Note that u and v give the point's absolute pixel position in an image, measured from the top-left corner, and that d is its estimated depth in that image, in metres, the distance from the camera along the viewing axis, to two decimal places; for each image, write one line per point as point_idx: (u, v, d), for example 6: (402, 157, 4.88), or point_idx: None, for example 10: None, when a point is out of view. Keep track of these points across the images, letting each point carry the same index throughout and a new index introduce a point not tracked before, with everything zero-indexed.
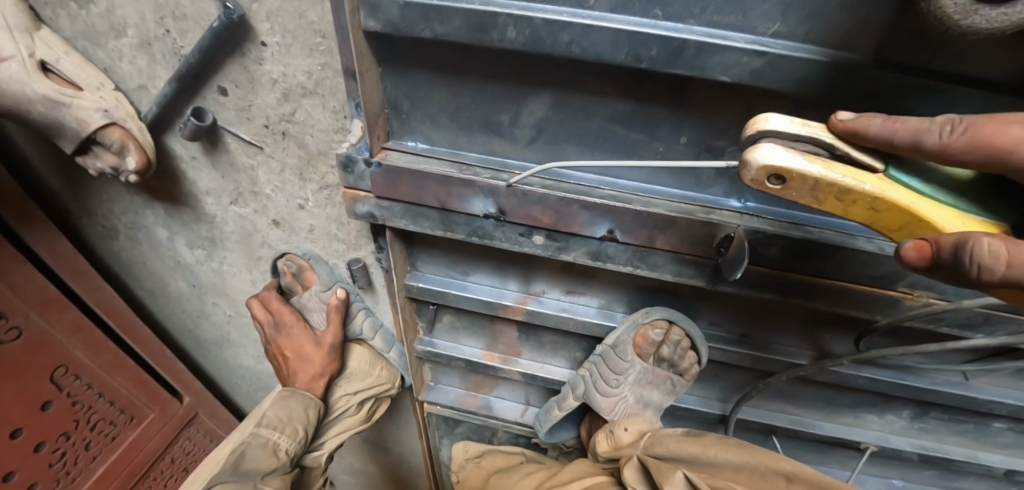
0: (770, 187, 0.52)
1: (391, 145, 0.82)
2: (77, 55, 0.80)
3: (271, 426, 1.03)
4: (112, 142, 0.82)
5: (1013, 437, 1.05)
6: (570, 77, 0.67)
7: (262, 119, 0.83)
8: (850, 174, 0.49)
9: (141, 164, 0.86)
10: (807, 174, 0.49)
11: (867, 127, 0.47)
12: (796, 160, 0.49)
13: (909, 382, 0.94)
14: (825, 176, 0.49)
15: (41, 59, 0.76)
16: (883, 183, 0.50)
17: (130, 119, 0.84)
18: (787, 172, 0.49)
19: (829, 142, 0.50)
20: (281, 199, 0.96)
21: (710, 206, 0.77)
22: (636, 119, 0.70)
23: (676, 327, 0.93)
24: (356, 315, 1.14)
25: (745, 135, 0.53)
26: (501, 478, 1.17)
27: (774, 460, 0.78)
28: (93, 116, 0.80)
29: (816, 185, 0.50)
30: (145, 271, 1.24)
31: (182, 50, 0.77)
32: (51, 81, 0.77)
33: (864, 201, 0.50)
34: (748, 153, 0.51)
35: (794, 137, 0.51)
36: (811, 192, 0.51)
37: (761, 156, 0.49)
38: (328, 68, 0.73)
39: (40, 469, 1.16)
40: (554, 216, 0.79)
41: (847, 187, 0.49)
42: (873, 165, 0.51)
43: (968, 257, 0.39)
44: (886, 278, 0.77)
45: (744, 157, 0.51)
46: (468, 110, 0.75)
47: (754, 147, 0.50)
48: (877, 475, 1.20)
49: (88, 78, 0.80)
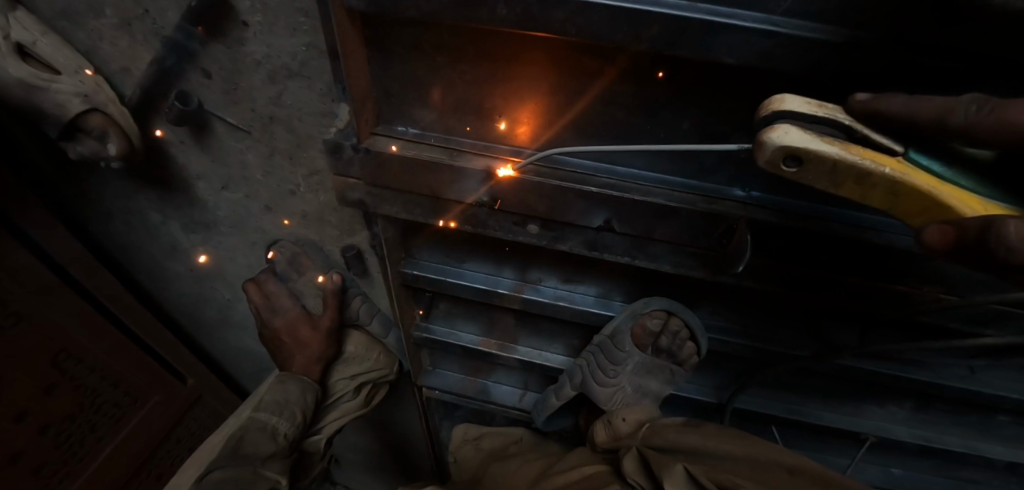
0: (786, 170, 0.49)
1: (379, 130, 0.78)
2: (55, 38, 0.76)
3: (269, 410, 1.02)
4: (93, 128, 0.80)
5: (1017, 428, 1.04)
6: (582, 63, 0.63)
7: (248, 102, 0.80)
8: (868, 156, 0.47)
9: (125, 149, 0.84)
10: (825, 155, 0.47)
11: (890, 107, 0.47)
12: (814, 141, 0.47)
13: (912, 375, 0.93)
14: (843, 158, 0.47)
15: (17, 42, 0.73)
16: (903, 167, 0.47)
17: (110, 104, 0.81)
18: (805, 154, 0.47)
19: (846, 123, 0.49)
20: (272, 185, 0.94)
21: (713, 195, 0.72)
22: (639, 104, 0.66)
23: (675, 316, 0.90)
24: (353, 301, 1.12)
25: (761, 117, 0.51)
26: (498, 464, 1.17)
27: (776, 452, 0.78)
28: (71, 101, 0.76)
29: (833, 167, 0.48)
30: (142, 255, 1.23)
31: (163, 31, 0.74)
32: (28, 64, 0.74)
33: (884, 184, 0.48)
34: (764, 134, 0.48)
35: (811, 118, 0.49)
36: (827, 174, 0.49)
37: (778, 137, 0.47)
38: (313, 48, 0.70)
39: (49, 452, 1.17)
40: (549, 205, 0.77)
41: (866, 170, 0.47)
42: (893, 148, 0.49)
43: (995, 239, 0.39)
44: (894, 271, 0.75)
45: (759, 137, 0.48)
46: (458, 97, 0.70)
47: (770, 126, 0.48)
48: (875, 464, 1.18)
49: (67, 61, 0.76)
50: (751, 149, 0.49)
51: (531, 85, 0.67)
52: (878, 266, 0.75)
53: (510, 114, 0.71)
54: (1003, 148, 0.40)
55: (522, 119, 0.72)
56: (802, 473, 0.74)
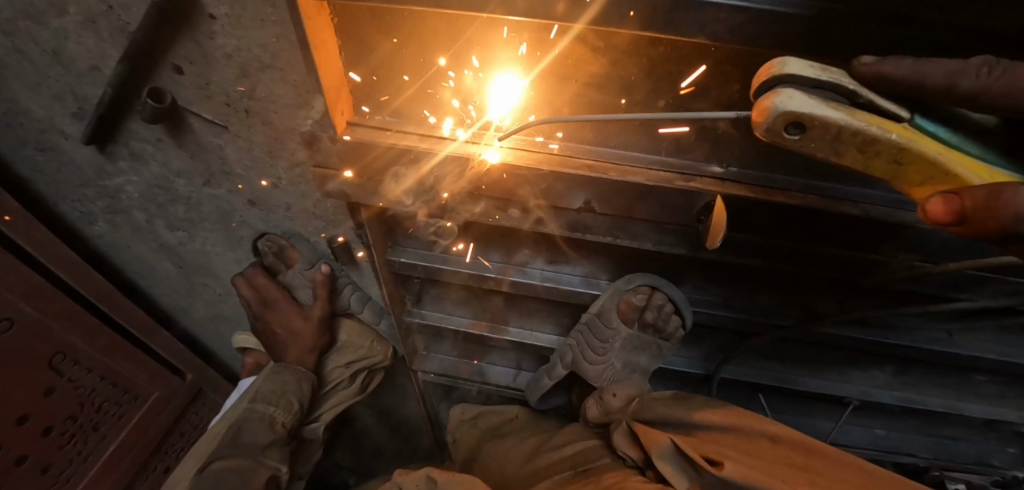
0: (788, 136, 0.48)
1: (356, 119, 0.77)
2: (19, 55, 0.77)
3: (266, 400, 1.01)
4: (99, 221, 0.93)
5: (994, 386, 1.09)
6: (562, 48, 0.63)
7: (222, 96, 0.79)
8: (873, 122, 0.47)
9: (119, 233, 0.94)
10: (829, 120, 0.46)
11: (896, 73, 0.45)
12: (820, 106, 0.46)
13: (892, 339, 0.96)
14: (848, 124, 0.46)
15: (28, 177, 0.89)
16: (908, 134, 0.47)
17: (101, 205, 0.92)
18: (810, 121, 0.46)
19: (852, 87, 0.47)
20: (253, 179, 0.93)
21: (690, 173, 0.72)
22: (617, 86, 0.67)
23: (659, 292, 0.91)
24: (343, 290, 1.12)
25: (761, 85, 0.48)
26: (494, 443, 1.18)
27: (758, 422, 0.81)
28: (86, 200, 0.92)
29: (838, 134, 0.47)
30: (130, 254, 1.22)
31: (129, 27, 0.72)
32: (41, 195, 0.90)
33: (889, 153, 0.48)
34: (767, 100, 0.47)
35: (815, 83, 0.46)
36: (831, 141, 0.48)
37: (782, 102, 0.46)
38: (283, 39, 0.69)
39: (54, 451, 1.22)
40: (530, 188, 0.75)
41: (873, 137, 0.47)
42: (898, 115, 0.48)
43: (1005, 205, 0.39)
44: (871, 242, 0.76)
45: (761, 104, 0.47)
46: (434, 83, 0.71)
47: (773, 92, 0.46)
48: (860, 426, 1.23)
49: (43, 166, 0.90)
50: (752, 116, 0.48)
51: (511, 71, 0.67)
52: (858, 237, 0.75)
53: (491, 99, 0.71)
54: (1007, 112, 0.43)
55: (507, 104, 0.71)
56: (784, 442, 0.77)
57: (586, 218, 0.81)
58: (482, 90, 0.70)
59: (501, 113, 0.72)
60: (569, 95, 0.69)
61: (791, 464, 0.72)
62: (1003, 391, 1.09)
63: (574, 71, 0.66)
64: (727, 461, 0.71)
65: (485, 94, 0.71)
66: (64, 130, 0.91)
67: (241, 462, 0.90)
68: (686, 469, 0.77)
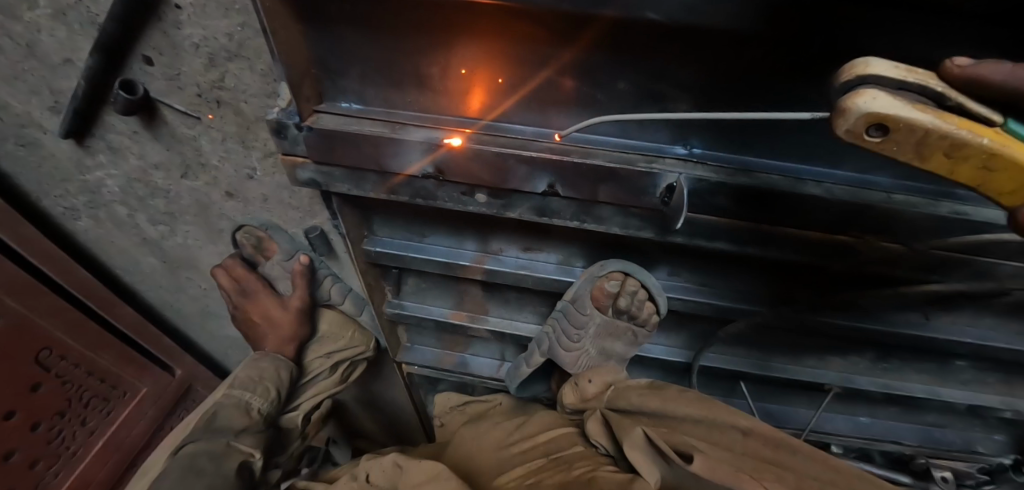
0: (868, 139, 0.41)
1: (323, 107, 0.77)
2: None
3: (242, 386, 1.01)
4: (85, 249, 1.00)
5: (975, 372, 1.09)
6: (519, 33, 0.64)
7: (193, 87, 0.80)
8: (966, 125, 0.40)
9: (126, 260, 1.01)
10: (919, 121, 0.39)
11: (996, 75, 0.39)
12: (907, 107, 0.39)
13: (869, 325, 0.95)
14: (941, 126, 0.39)
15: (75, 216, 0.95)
16: (1005, 139, 0.40)
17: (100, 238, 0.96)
18: (897, 123, 0.39)
19: (940, 89, 0.41)
20: (229, 170, 0.95)
21: (653, 154, 0.73)
22: (576, 69, 0.67)
23: (631, 277, 0.91)
24: (323, 281, 1.14)
25: (838, 85, 0.42)
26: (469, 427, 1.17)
27: (732, 414, 0.78)
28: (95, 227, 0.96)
29: (927, 139, 0.40)
30: (115, 250, 1.23)
31: (98, 19, 0.73)
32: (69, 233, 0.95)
33: (981, 160, 0.41)
34: (846, 101, 0.40)
35: (900, 84, 0.41)
36: (917, 147, 0.41)
37: (866, 103, 0.39)
38: (248, 28, 0.70)
39: (41, 446, 1.24)
40: (494, 173, 0.75)
41: (965, 141, 0.40)
42: (991, 118, 0.41)
43: None
44: (842, 223, 0.74)
45: (839, 106, 0.40)
46: (397, 68, 0.71)
47: (853, 91, 0.40)
48: (843, 414, 1.23)
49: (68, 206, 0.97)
50: (828, 118, 0.41)
51: (471, 54, 0.68)
52: (830, 218, 0.74)
53: (454, 83, 0.72)
54: None
55: (473, 90, 0.72)
56: (754, 435, 0.75)
57: (552, 202, 0.79)
58: (449, 75, 0.71)
59: (472, 101, 0.74)
60: (531, 79, 0.69)
61: (761, 459, 0.71)
62: (982, 376, 1.09)
63: (544, 57, 0.67)
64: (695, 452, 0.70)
65: (451, 81, 0.72)
66: (42, 124, 0.92)
67: (214, 445, 0.90)
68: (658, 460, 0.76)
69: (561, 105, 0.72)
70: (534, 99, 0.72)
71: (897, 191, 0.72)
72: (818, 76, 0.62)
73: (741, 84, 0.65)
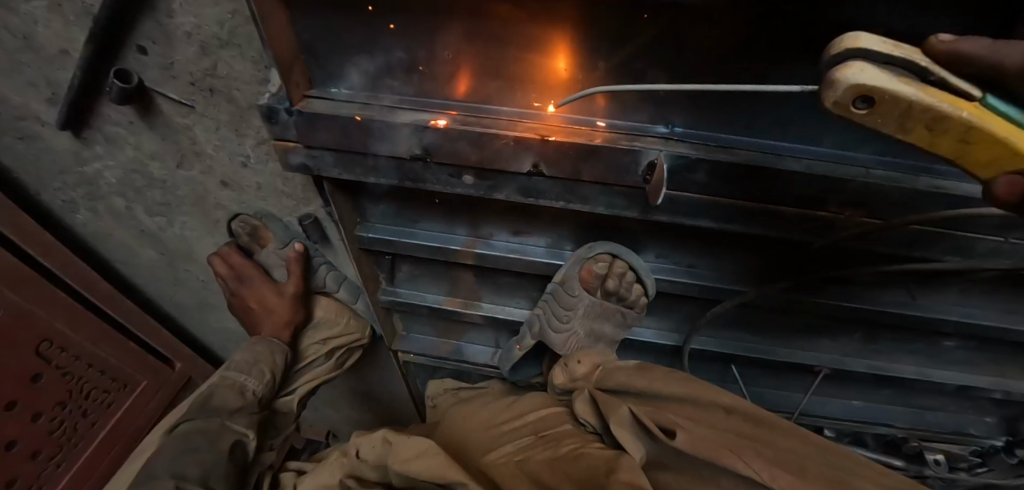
0: (854, 112, 0.42)
1: (312, 93, 0.79)
2: None
3: (238, 368, 1.05)
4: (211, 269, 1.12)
5: (965, 352, 1.09)
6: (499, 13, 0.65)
7: (186, 76, 0.82)
8: (947, 98, 0.40)
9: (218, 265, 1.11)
10: (904, 94, 0.40)
11: (977, 51, 0.40)
12: (890, 80, 0.39)
13: (854, 304, 0.96)
14: (922, 99, 0.40)
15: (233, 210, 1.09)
16: (983, 113, 0.40)
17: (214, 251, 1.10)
18: (883, 93, 0.39)
19: (927, 63, 0.41)
20: (224, 158, 0.97)
21: (633, 133, 0.75)
22: (557, 50, 0.69)
23: (618, 260, 0.93)
24: (318, 269, 1.16)
25: (827, 58, 0.42)
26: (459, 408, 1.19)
27: (715, 393, 0.79)
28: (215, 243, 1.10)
29: (908, 110, 0.40)
30: (113, 243, 1.26)
31: (92, 10, 0.75)
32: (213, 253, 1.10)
33: (959, 132, 0.41)
34: (834, 72, 0.40)
35: (888, 58, 0.40)
36: (899, 119, 0.42)
37: (853, 73, 0.39)
38: (237, 15, 0.72)
39: (42, 438, 1.25)
40: (479, 154, 0.77)
41: (944, 113, 0.40)
42: (970, 93, 0.41)
43: None
44: (819, 200, 0.76)
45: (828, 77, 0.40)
46: (382, 52, 0.73)
47: (841, 64, 0.40)
48: (835, 398, 1.24)
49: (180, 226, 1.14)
50: (817, 89, 0.42)
51: (456, 38, 0.70)
52: (805, 194, 0.76)
53: (439, 67, 0.74)
54: None
55: (459, 74, 0.74)
56: (737, 413, 0.76)
57: (536, 182, 0.82)
58: (435, 61, 0.73)
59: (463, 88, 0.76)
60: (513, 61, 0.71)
61: (741, 435, 0.71)
62: (973, 357, 1.09)
63: (529, 42, 0.68)
64: (678, 430, 0.72)
65: (436, 63, 0.73)
66: (40, 116, 0.94)
67: (209, 424, 0.94)
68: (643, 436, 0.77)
69: (545, 90, 0.74)
70: (518, 82, 0.74)
71: (875, 166, 0.73)
72: (792, 50, 0.64)
73: (717, 60, 0.67)
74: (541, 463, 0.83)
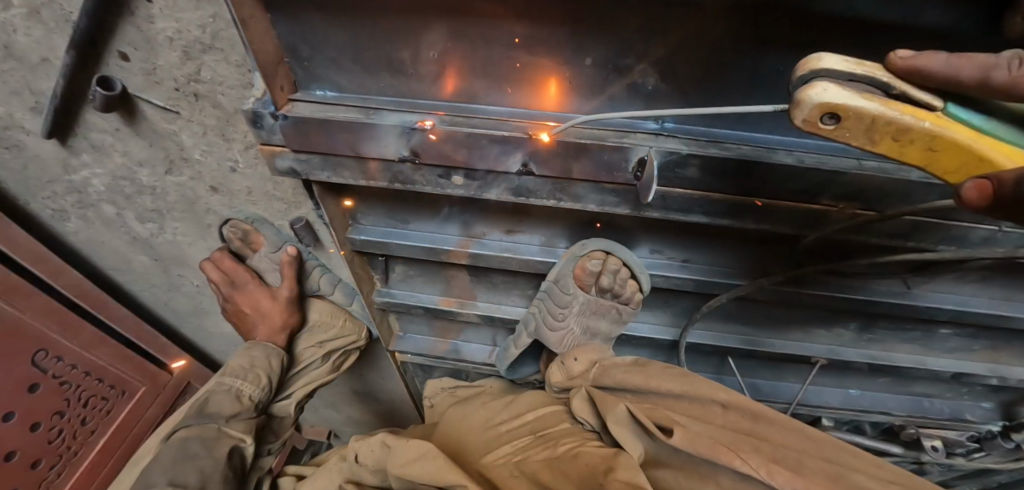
0: (823, 128, 0.47)
1: (298, 95, 0.78)
2: None
3: (233, 374, 1.05)
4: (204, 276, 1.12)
5: (960, 340, 1.09)
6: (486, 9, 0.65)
7: (170, 81, 0.81)
8: (908, 111, 0.46)
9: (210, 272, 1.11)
10: (866, 110, 0.45)
11: (934, 65, 0.44)
12: (854, 97, 0.45)
13: (849, 295, 0.96)
14: (883, 113, 0.46)
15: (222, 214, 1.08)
16: (942, 122, 0.47)
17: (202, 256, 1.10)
18: (846, 111, 0.45)
19: (887, 80, 0.46)
20: (212, 163, 0.96)
21: (624, 129, 0.74)
22: (543, 46, 0.68)
23: (613, 256, 0.92)
24: (312, 272, 1.16)
25: (796, 79, 0.47)
26: (457, 408, 1.19)
27: (711, 389, 0.79)
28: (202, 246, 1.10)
29: (872, 124, 0.46)
30: (105, 250, 1.25)
31: (72, 16, 0.74)
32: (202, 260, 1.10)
33: (922, 140, 0.47)
34: (803, 93, 0.45)
35: (849, 77, 0.46)
36: (865, 132, 0.47)
37: (818, 94, 0.44)
38: (219, 19, 0.71)
39: (40, 446, 1.25)
40: (468, 154, 0.76)
41: (905, 125, 0.46)
42: (932, 104, 0.47)
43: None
44: (812, 193, 0.76)
45: (796, 97, 0.46)
46: (368, 53, 0.72)
47: (808, 85, 0.45)
48: (832, 387, 1.24)
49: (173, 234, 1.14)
50: (787, 109, 0.47)
51: (442, 37, 0.69)
52: (798, 187, 0.75)
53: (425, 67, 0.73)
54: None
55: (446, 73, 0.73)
56: (734, 409, 0.76)
57: (527, 182, 0.81)
58: (423, 61, 0.72)
59: (457, 87, 0.75)
60: (499, 60, 0.70)
61: (738, 431, 0.71)
62: (968, 345, 1.09)
63: (519, 37, 0.67)
64: (676, 427, 0.72)
65: (422, 63, 0.72)
66: (25, 125, 0.93)
67: (206, 431, 0.94)
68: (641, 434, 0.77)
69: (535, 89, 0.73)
70: (506, 81, 0.73)
71: (868, 157, 0.72)
72: (780, 42, 0.63)
73: (705, 54, 0.66)
74: (540, 462, 0.83)
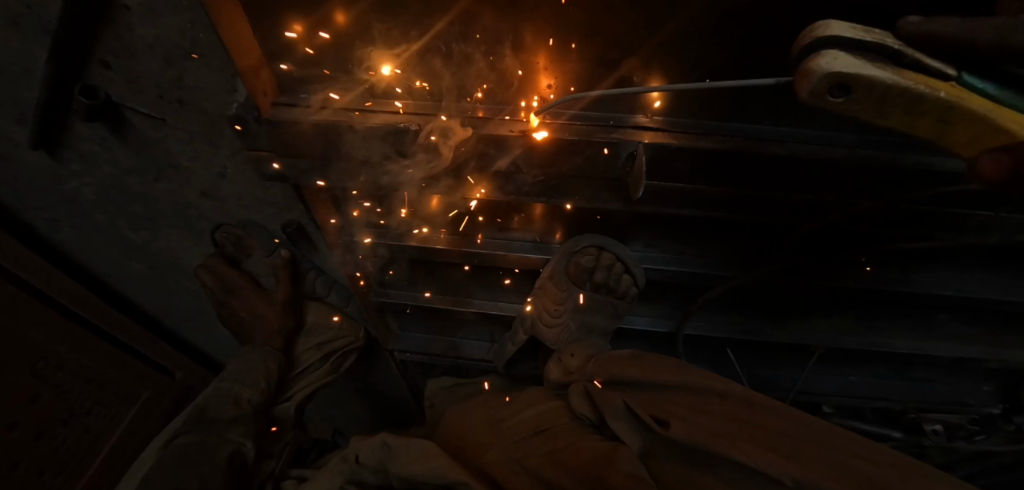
0: (830, 100, 0.45)
1: (281, 99, 0.77)
2: None
3: (232, 379, 1.06)
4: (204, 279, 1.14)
5: (957, 324, 1.08)
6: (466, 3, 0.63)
7: (153, 89, 0.81)
8: (921, 81, 0.44)
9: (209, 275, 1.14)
10: (878, 80, 0.43)
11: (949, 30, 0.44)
12: (864, 66, 0.43)
13: (842, 284, 0.95)
14: (895, 83, 0.43)
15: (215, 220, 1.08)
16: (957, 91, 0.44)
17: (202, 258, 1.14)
18: (856, 81, 0.43)
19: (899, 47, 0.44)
20: (201, 169, 0.95)
21: (611, 124, 0.74)
22: (525, 42, 0.67)
23: (606, 251, 0.93)
24: (308, 274, 1.18)
25: (805, 47, 0.45)
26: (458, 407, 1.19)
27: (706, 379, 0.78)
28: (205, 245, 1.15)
29: (883, 94, 0.44)
30: (99, 257, 1.24)
31: (51, 26, 0.73)
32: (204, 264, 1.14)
33: (936, 111, 0.44)
34: (810, 63, 0.44)
35: (861, 45, 0.44)
36: (875, 103, 0.45)
37: (827, 63, 0.42)
38: (198, 24, 0.70)
39: (47, 456, 1.24)
40: (455, 154, 0.76)
41: (920, 96, 0.43)
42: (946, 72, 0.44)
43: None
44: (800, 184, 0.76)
45: (804, 66, 0.44)
46: (349, 55, 0.71)
47: (817, 55, 0.43)
48: (833, 374, 1.24)
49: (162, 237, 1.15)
50: (793, 79, 0.45)
51: (423, 38, 0.68)
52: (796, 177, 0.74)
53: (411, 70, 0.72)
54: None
55: (430, 73, 0.72)
56: (730, 397, 0.74)
57: (515, 180, 0.80)
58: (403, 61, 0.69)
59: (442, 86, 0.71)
60: (483, 56, 0.69)
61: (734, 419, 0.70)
62: (967, 329, 1.09)
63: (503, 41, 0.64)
64: (673, 420, 0.72)
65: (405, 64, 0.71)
66: (11, 137, 0.92)
67: (204, 436, 0.94)
68: (638, 429, 0.76)
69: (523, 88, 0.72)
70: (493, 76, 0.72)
71: (861, 146, 0.72)
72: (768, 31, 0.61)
73: (694, 43, 0.64)
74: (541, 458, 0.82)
